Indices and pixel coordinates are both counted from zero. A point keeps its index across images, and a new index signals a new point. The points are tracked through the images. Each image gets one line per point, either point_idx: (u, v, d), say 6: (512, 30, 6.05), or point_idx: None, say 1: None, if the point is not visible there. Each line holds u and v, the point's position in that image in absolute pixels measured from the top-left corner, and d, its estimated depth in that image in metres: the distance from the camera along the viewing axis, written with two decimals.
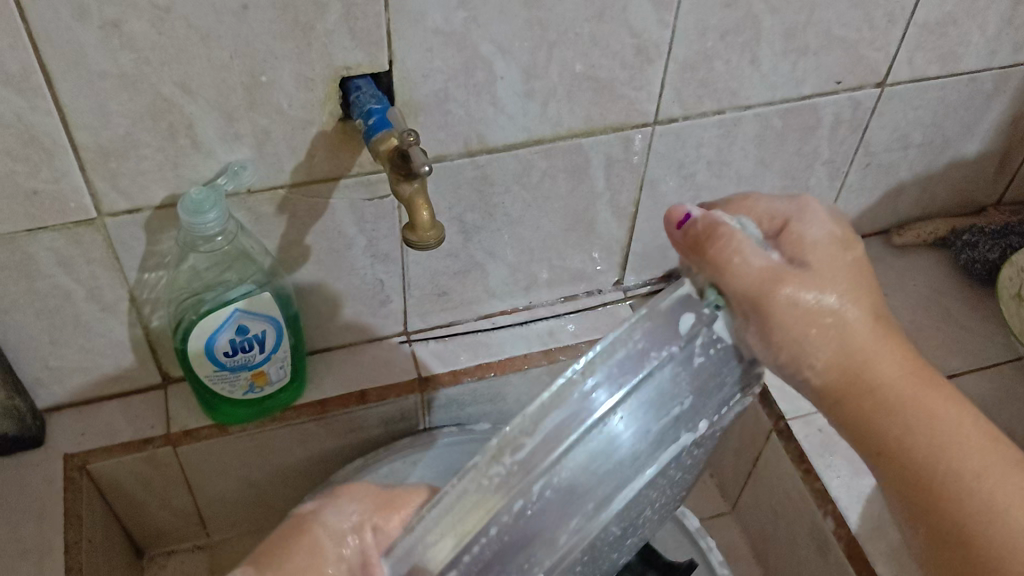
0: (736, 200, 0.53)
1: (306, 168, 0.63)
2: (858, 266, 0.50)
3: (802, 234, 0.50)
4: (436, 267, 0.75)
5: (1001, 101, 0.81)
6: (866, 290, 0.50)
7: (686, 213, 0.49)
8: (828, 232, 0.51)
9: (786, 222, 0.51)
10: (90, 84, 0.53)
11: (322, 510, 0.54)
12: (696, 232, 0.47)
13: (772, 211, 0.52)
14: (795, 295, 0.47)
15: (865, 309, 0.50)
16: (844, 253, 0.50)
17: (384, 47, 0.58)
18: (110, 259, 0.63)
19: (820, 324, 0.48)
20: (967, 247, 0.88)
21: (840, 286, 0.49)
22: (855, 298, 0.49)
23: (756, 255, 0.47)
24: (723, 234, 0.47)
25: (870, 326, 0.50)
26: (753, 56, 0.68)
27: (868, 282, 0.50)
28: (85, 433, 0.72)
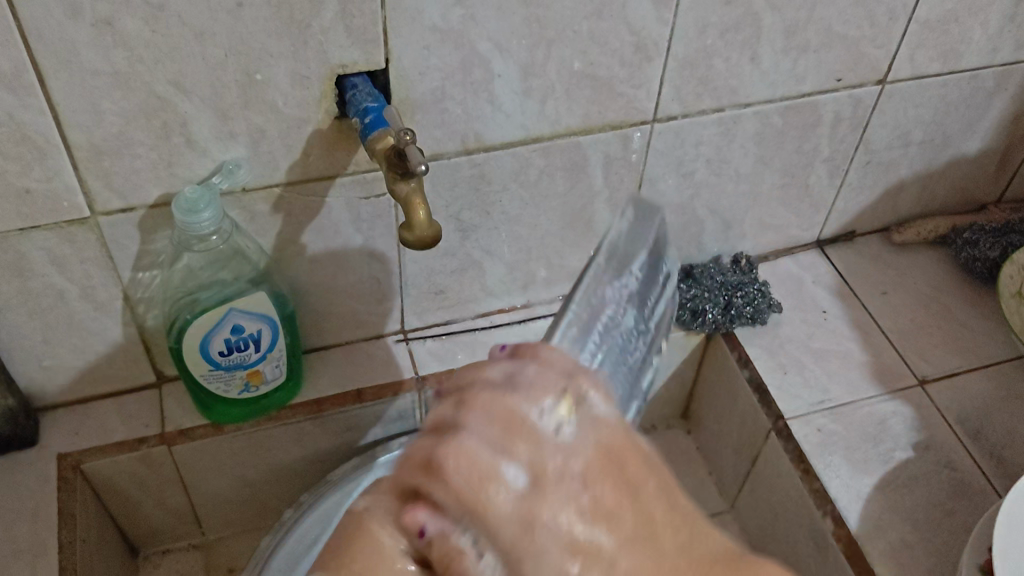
0: (470, 370, 0.44)
1: (302, 166, 0.62)
2: (597, 483, 0.41)
3: (490, 507, 0.39)
4: (433, 265, 0.74)
5: (1002, 98, 0.81)
6: (619, 495, 0.41)
7: (426, 505, 0.40)
8: (515, 507, 0.39)
9: (549, 443, 0.41)
10: (82, 82, 0.52)
11: None
12: (428, 449, 0.41)
13: (517, 407, 0.41)
14: (554, 545, 0.39)
15: (622, 536, 0.41)
16: (597, 462, 0.42)
17: (380, 45, 0.57)
18: (104, 258, 0.62)
19: (594, 566, 0.40)
20: (967, 245, 0.88)
21: (598, 507, 0.40)
22: (608, 526, 0.40)
23: (471, 488, 0.39)
24: (485, 508, 0.39)
25: (648, 558, 0.41)
26: (753, 53, 0.67)
27: (608, 495, 0.41)
28: (80, 432, 0.71)
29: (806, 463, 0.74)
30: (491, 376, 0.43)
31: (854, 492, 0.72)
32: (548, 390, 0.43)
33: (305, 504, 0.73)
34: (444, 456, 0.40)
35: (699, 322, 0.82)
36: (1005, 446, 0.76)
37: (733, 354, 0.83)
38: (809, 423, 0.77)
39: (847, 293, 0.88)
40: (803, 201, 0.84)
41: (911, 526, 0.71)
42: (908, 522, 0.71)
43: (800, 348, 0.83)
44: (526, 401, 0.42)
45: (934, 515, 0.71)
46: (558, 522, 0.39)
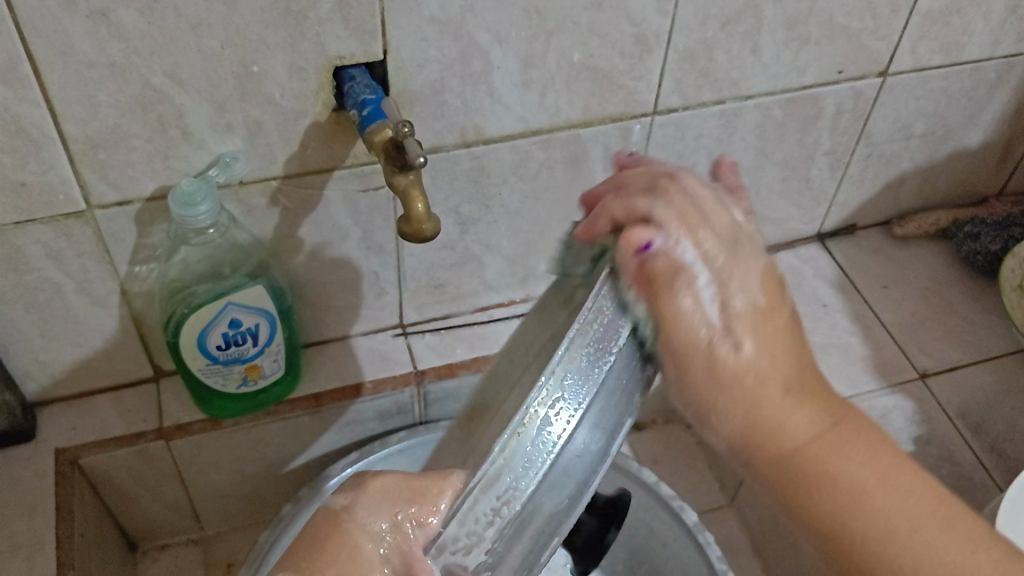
0: (622, 197, 0.46)
1: (300, 159, 0.61)
2: (784, 327, 0.46)
3: (725, 297, 0.44)
4: (431, 259, 0.74)
5: (1004, 90, 0.80)
6: (782, 332, 0.46)
7: (649, 241, 0.42)
8: (753, 302, 0.45)
9: (730, 247, 0.45)
10: (78, 74, 0.52)
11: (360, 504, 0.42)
12: (649, 249, 0.42)
13: (714, 235, 0.45)
14: (738, 375, 0.44)
15: (787, 354, 0.46)
16: (762, 307, 0.45)
17: (378, 36, 0.57)
18: (100, 252, 0.62)
19: (744, 387, 0.45)
20: (969, 238, 0.87)
21: (756, 334, 0.45)
22: (771, 349, 0.45)
23: (692, 322, 0.43)
24: (693, 337, 0.43)
25: (788, 397, 0.46)
26: (754, 45, 0.66)
27: (791, 342, 0.46)
28: (77, 427, 0.71)
29: None
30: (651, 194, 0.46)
31: None
32: (745, 266, 0.45)
33: (304, 499, 0.73)
34: (641, 234, 0.42)
35: None
36: (1007, 441, 0.75)
37: None
38: None
39: (848, 286, 0.87)
40: (804, 194, 0.83)
41: None
42: None
43: None
44: (703, 239, 0.44)
45: None
46: (726, 352, 0.44)
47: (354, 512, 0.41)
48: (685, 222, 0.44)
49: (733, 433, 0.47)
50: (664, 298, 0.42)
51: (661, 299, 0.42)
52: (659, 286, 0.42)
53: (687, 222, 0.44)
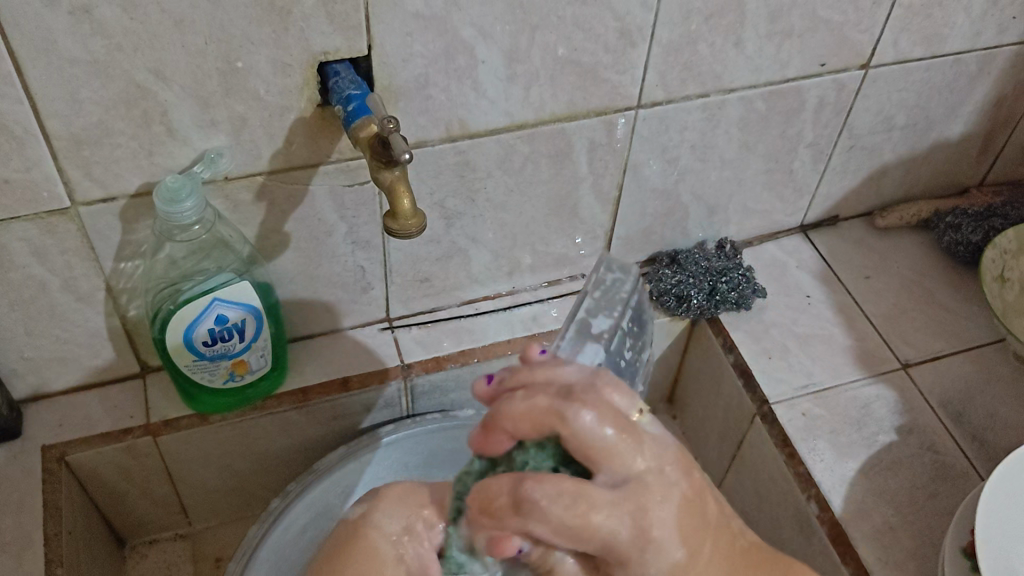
0: (522, 397, 0.41)
1: (285, 155, 0.61)
2: (704, 520, 0.45)
3: (602, 527, 0.40)
4: (418, 253, 0.74)
5: (985, 82, 0.81)
6: (699, 532, 0.45)
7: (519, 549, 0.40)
8: (669, 559, 0.43)
9: (636, 493, 0.41)
10: (61, 71, 0.52)
11: (375, 512, 0.55)
12: (508, 480, 0.40)
13: (614, 495, 0.41)
14: (648, 551, 0.42)
15: (699, 551, 0.45)
16: (684, 491, 0.44)
17: (362, 31, 0.57)
18: (85, 249, 0.62)
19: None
20: (951, 229, 0.88)
21: (682, 534, 0.43)
22: (685, 539, 0.44)
23: (562, 528, 0.39)
24: (582, 529, 0.40)
25: (705, 561, 0.45)
26: (737, 38, 0.67)
27: (707, 540, 0.45)
28: (63, 423, 0.71)
29: (791, 448, 0.75)
30: (547, 395, 0.41)
31: (839, 476, 0.73)
32: (659, 496, 0.42)
33: (292, 492, 0.73)
34: (515, 539, 0.40)
35: (684, 307, 0.83)
36: (988, 429, 0.77)
37: (719, 340, 0.83)
38: (794, 407, 0.77)
39: (830, 277, 0.88)
40: (786, 186, 0.84)
41: (894, 508, 0.72)
42: (892, 505, 0.72)
43: (784, 333, 0.83)
44: (602, 513, 0.40)
45: (917, 498, 0.73)
46: (659, 540, 0.42)
47: (372, 519, 0.55)
48: (601, 445, 0.41)
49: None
50: (590, 513, 0.40)
51: (585, 525, 0.40)
52: (588, 529, 0.40)
53: (595, 460, 0.41)
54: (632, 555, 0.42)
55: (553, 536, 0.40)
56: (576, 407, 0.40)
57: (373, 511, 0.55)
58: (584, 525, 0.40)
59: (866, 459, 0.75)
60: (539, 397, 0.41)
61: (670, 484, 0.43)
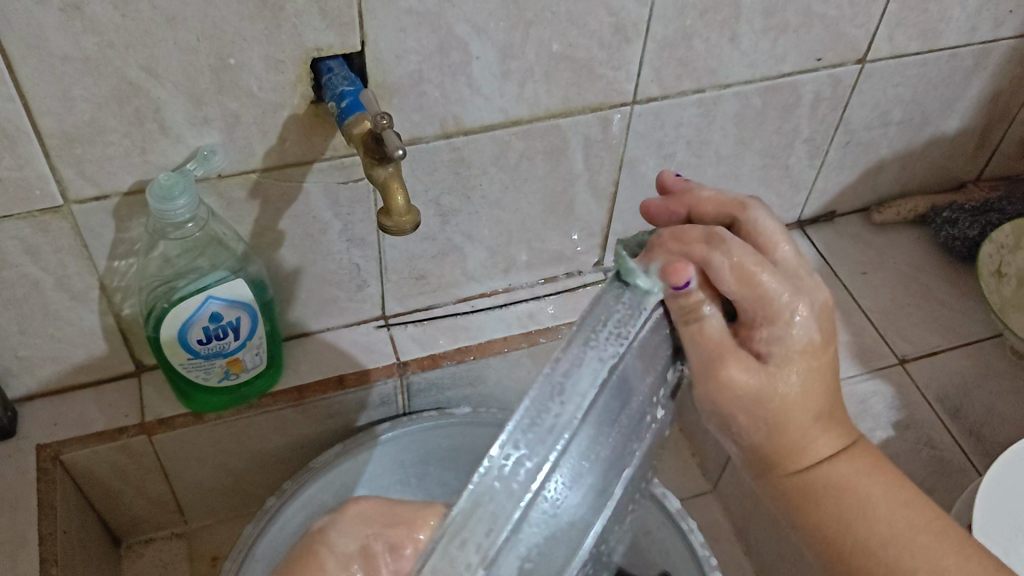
0: (680, 196, 0.53)
1: (278, 152, 0.61)
2: (824, 366, 0.51)
3: (760, 273, 0.47)
4: (413, 250, 0.74)
5: (982, 76, 0.81)
6: (818, 371, 0.51)
7: (687, 281, 0.46)
8: (804, 331, 0.49)
9: (791, 278, 0.50)
10: (52, 68, 0.51)
11: (333, 529, 0.59)
12: (702, 230, 0.48)
13: (781, 274, 0.49)
14: (786, 326, 0.49)
15: (817, 385, 0.51)
16: (816, 336, 0.50)
17: (355, 27, 0.56)
18: (79, 247, 0.61)
19: (796, 360, 0.50)
20: (947, 224, 0.88)
21: (819, 343, 0.50)
22: (810, 357, 0.50)
23: (738, 267, 0.47)
24: (750, 273, 0.47)
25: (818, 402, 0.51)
26: (732, 33, 0.67)
27: (823, 380, 0.52)
28: (58, 422, 0.70)
29: None
30: (712, 201, 0.52)
31: None
32: (806, 298, 0.50)
33: (287, 491, 0.73)
34: (688, 269, 0.45)
35: None
36: (985, 424, 0.77)
37: None
38: None
39: (827, 272, 0.88)
40: (783, 181, 0.84)
41: None
42: None
43: None
44: (766, 279, 0.48)
45: None
46: (794, 325, 0.49)
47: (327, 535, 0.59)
48: (765, 235, 0.50)
49: (764, 439, 0.52)
50: (754, 277, 0.47)
51: (747, 280, 0.47)
52: (753, 284, 0.47)
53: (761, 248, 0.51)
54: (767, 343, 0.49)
55: (727, 271, 0.47)
56: (753, 209, 0.51)
57: (331, 528, 0.59)
58: (753, 274, 0.47)
59: None
60: (718, 196, 0.52)
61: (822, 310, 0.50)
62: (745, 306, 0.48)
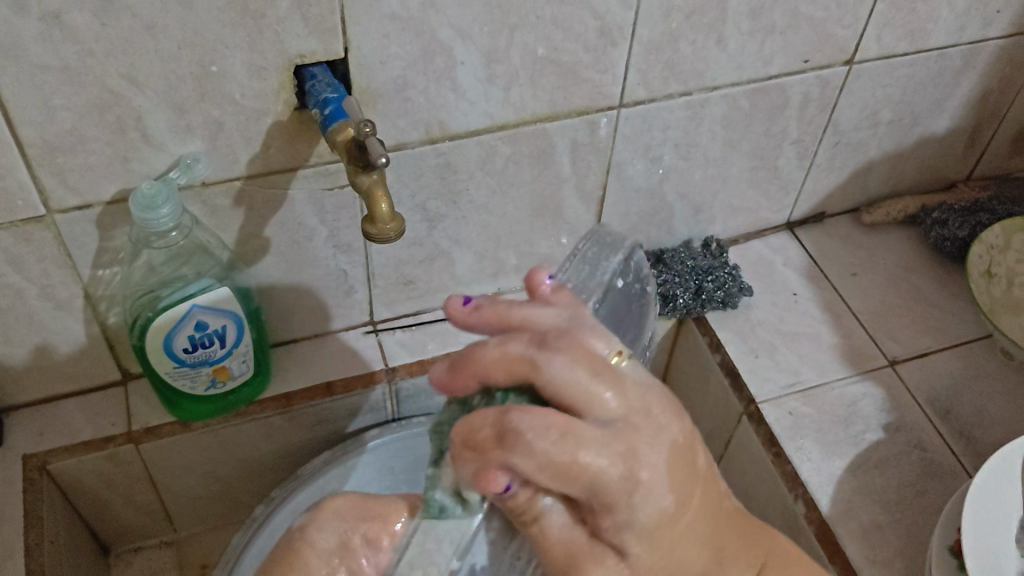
0: (489, 345, 0.42)
1: (263, 159, 0.61)
2: (690, 501, 0.45)
3: (600, 470, 0.40)
4: (401, 256, 0.73)
5: (971, 76, 0.81)
6: (683, 528, 0.46)
7: (506, 486, 0.40)
8: (659, 495, 0.42)
9: (622, 439, 0.41)
10: (32, 78, 0.51)
11: (312, 525, 0.53)
12: (493, 413, 0.40)
13: (606, 436, 0.41)
14: (635, 499, 0.42)
15: (689, 522, 0.46)
16: (678, 485, 0.44)
17: (338, 33, 0.56)
18: (63, 256, 0.61)
19: (657, 533, 0.44)
20: (938, 224, 0.88)
21: (672, 485, 0.43)
22: (675, 504, 0.44)
23: (555, 456, 0.39)
24: (569, 466, 0.39)
25: (697, 527, 0.47)
26: (718, 36, 0.66)
27: (693, 508, 0.46)
28: (44, 432, 0.70)
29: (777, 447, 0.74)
30: (518, 344, 0.42)
31: (826, 476, 0.73)
32: (646, 441, 0.42)
33: (277, 499, 0.73)
34: (502, 475, 0.39)
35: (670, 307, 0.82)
36: (975, 425, 0.77)
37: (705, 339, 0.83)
38: (780, 407, 0.77)
39: (817, 274, 0.88)
40: (771, 183, 0.83)
41: (881, 506, 0.71)
42: (879, 503, 0.72)
43: (771, 332, 0.82)
44: (592, 457, 0.40)
45: (905, 496, 0.72)
46: (648, 492, 0.42)
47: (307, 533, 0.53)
48: (579, 389, 0.41)
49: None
50: (578, 464, 0.39)
51: (577, 476, 0.40)
52: (577, 478, 0.40)
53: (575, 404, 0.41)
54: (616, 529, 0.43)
55: (536, 471, 0.39)
56: (551, 355, 0.41)
57: (310, 526, 0.53)
58: (572, 465, 0.39)
59: (854, 458, 0.74)
60: (507, 343, 0.42)
61: (667, 439, 0.43)
62: (592, 502, 0.41)
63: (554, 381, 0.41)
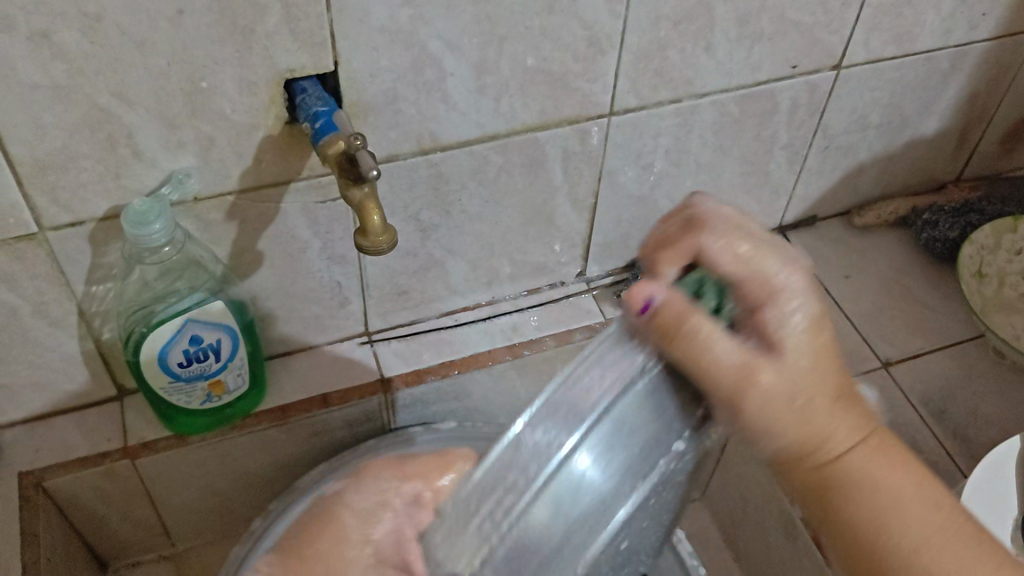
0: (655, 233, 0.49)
1: (254, 173, 0.61)
2: (832, 348, 0.47)
3: (713, 260, 0.45)
4: (394, 266, 0.73)
5: (958, 78, 0.81)
6: (824, 378, 0.47)
7: (648, 300, 0.43)
8: (802, 322, 0.46)
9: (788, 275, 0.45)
10: (22, 97, 0.51)
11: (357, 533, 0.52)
12: (688, 239, 0.46)
13: (790, 285, 0.45)
14: (790, 340, 0.45)
15: (832, 384, 0.47)
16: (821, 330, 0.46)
17: (327, 48, 0.56)
18: (56, 274, 0.61)
19: (791, 390, 0.46)
20: (927, 226, 0.88)
21: (813, 350, 0.46)
22: (813, 356, 0.46)
23: (729, 265, 0.45)
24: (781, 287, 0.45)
25: (836, 407, 0.48)
26: (706, 43, 0.67)
27: (829, 369, 0.47)
28: (40, 449, 0.70)
29: None
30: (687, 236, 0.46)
31: None
32: (798, 279, 0.46)
33: (274, 512, 0.73)
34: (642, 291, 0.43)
35: None
36: (969, 425, 0.77)
37: None
38: None
39: None
40: (763, 187, 0.84)
41: None
42: None
43: None
44: (742, 249, 0.45)
45: None
46: (792, 317, 0.45)
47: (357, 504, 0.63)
48: (745, 251, 0.45)
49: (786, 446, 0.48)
50: (756, 272, 0.45)
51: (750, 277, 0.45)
52: (755, 274, 0.45)
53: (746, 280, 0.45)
54: (770, 335, 0.45)
55: (683, 309, 0.42)
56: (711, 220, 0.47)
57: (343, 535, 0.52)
58: (759, 270, 0.45)
59: None
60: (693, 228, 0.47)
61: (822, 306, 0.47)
62: (745, 293, 0.45)
63: (711, 250, 0.45)
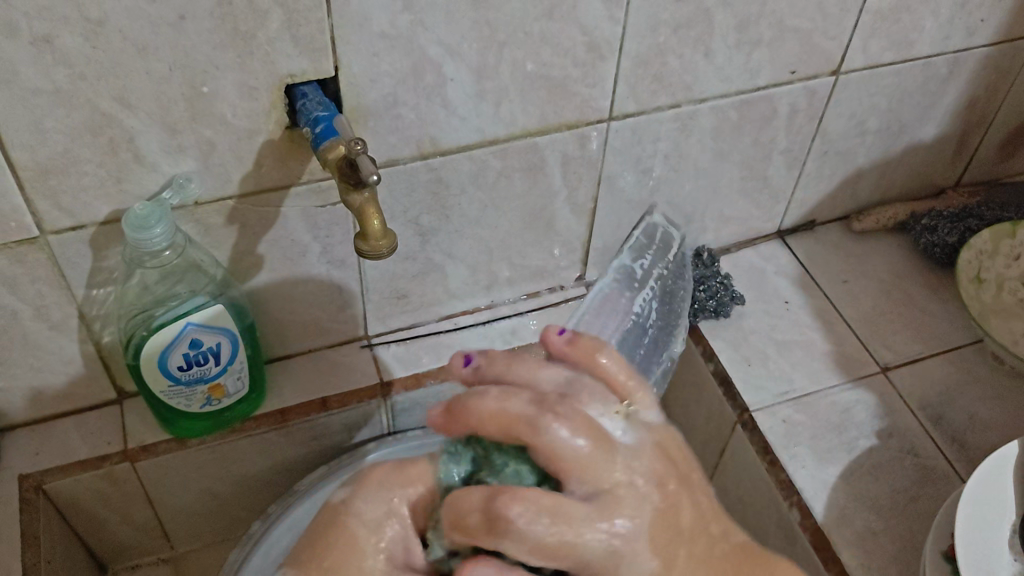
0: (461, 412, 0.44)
1: (255, 177, 0.61)
2: (671, 521, 0.46)
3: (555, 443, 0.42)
4: (394, 270, 0.74)
5: (957, 84, 0.81)
6: (673, 553, 0.46)
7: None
8: (640, 531, 0.44)
9: (602, 464, 0.43)
10: (24, 101, 0.51)
11: (359, 497, 0.48)
12: (493, 412, 0.43)
13: (600, 466, 0.43)
14: (627, 548, 0.43)
15: (679, 562, 0.46)
16: (660, 487, 0.46)
17: (328, 53, 0.56)
18: (56, 277, 0.61)
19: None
20: (926, 231, 0.89)
21: (655, 546, 0.45)
22: (655, 548, 0.45)
23: (552, 456, 0.43)
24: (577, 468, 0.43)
25: None
26: (705, 49, 0.67)
27: (675, 543, 0.46)
28: (40, 452, 0.70)
29: (772, 455, 0.75)
30: (507, 409, 0.43)
31: (821, 483, 0.74)
32: (612, 468, 0.44)
33: (272, 515, 0.73)
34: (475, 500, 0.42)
35: None
36: (968, 430, 0.77)
37: (698, 347, 0.83)
38: (774, 414, 0.78)
39: (808, 282, 0.88)
40: (762, 192, 0.84)
41: (877, 512, 0.72)
42: (872, 509, 0.72)
43: (763, 340, 0.83)
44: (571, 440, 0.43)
45: (898, 502, 0.73)
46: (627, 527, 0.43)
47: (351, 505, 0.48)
48: (563, 453, 0.43)
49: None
50: (578, 467, 0.43)
51: (571, 472, 0.43)
52: (568, 473, 0.43)
53: (563, 472, 0.43)
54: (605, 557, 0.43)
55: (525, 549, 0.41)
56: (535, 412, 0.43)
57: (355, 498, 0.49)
58: (571, 464, 0.43)
59: (849, 464, 0.75)
60: (497, 401, 0.44)
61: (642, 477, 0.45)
62: (570, 493, 0.43)
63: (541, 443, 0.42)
